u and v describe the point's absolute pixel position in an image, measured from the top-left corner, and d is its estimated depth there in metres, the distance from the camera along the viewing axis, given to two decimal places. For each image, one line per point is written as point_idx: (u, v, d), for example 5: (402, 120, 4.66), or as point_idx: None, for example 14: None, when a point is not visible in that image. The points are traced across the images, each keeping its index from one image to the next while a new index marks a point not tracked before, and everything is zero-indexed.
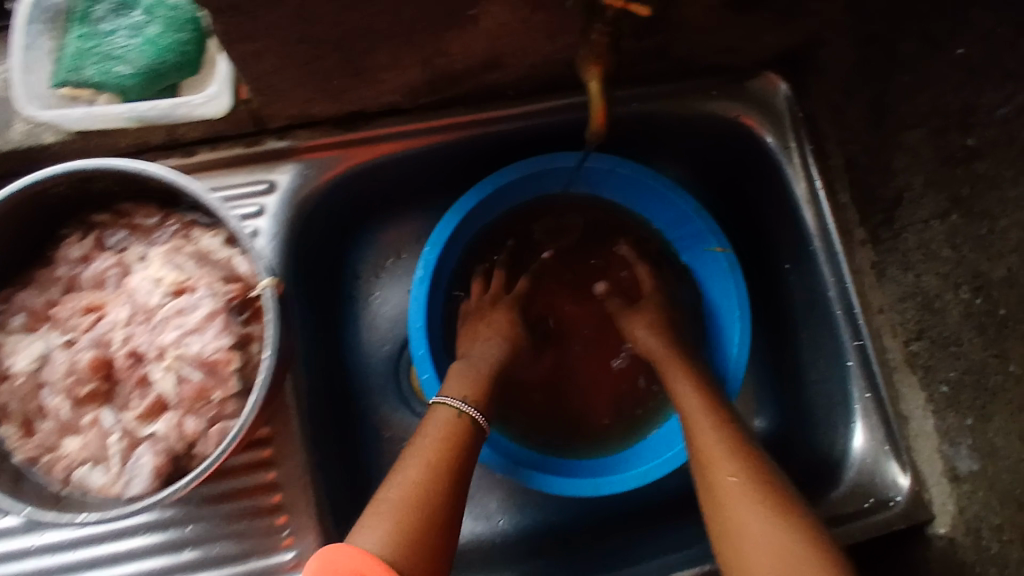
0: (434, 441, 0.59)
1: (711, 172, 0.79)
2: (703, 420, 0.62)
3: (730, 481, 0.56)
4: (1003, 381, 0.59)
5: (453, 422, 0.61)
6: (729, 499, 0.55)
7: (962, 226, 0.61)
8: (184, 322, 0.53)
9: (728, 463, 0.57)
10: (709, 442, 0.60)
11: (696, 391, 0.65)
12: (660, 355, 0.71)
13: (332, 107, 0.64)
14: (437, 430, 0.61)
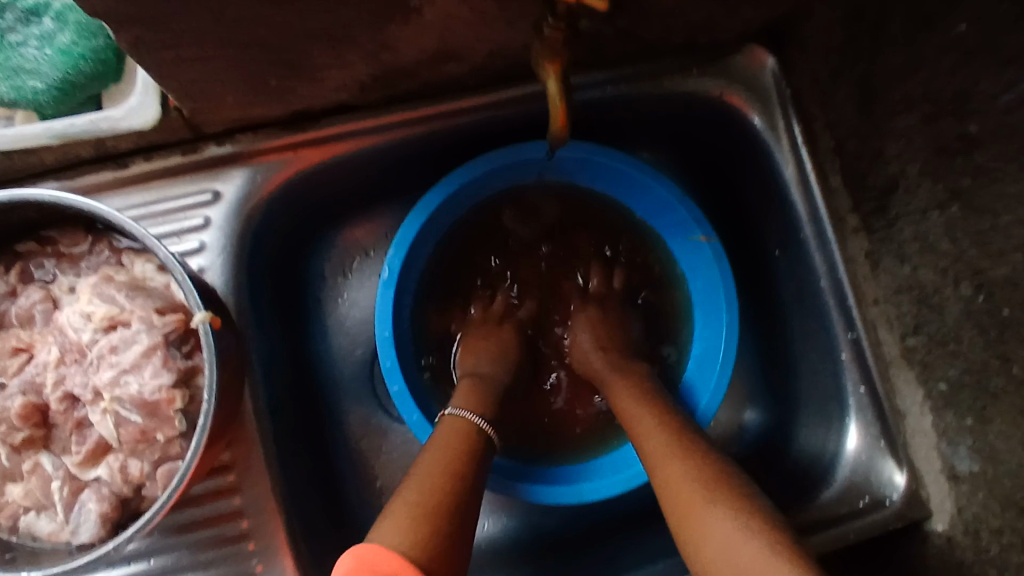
0: (451, 450, 0.54)
1: (694, 154, 0.75)
2: (647, 425, 0.56)
3: (672, 483, 0.50)
4: (1004, 385, 0.53)
5: (465, 431, 0.57)
6: (674, 499, 0.49)
7: (960, 220, 0.54)
8: (118, 361, 0.47)
9: (666, 463, 0.52)
10: (651, 446, 0.54)
11: (637, 399, 0.60)
12: (605, 376, 0.66)
13: (275, 108, 0.58)
14: (452, 439, 0.56)
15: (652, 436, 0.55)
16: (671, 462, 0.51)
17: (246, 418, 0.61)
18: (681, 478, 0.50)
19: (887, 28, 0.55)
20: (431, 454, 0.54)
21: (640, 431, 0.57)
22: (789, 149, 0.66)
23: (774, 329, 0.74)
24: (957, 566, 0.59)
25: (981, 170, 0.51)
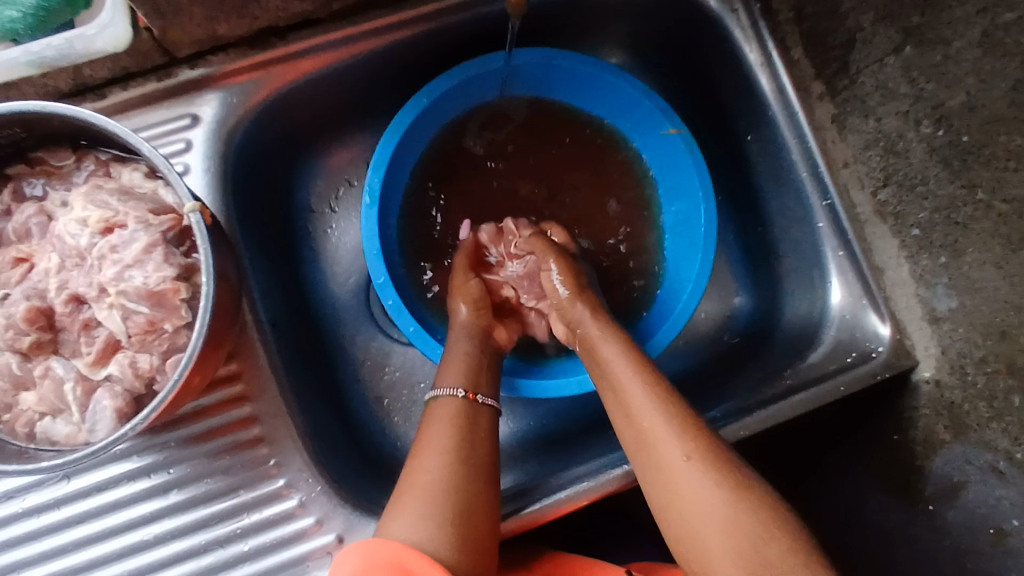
0: (448, 433, 0.56)
1: (659, 49, 0.76)
2: (638, 390, 0.55)
3: (685, 460, 0.51)
4: (972, 213, 0.55)
5: (453, 406, 0.58)
6: (675, 482, 0.50)
7: (915, 58, 0.55)
8: (120, 258, 0.49)
9: (676, 441, 0.51)
10: (643, 412, 0.54)
11: (622, 355, 0.59)
12: (590, 328, 0.63)
13: (242, 24, 0.60)
14: (446, 417, 0.57)
15: (646, 404, 0.54)
16: (673, 437, 0.52)
17: (247, 332, 0.63)
18: (683, 460, 0.51)
19: None
20: (428, 439, 0.55)
21: (628, 392, 0.56)
22: (750, 30, 0.68)
23: (750, 214, 0.77)
24: (949, 407, 0.61)
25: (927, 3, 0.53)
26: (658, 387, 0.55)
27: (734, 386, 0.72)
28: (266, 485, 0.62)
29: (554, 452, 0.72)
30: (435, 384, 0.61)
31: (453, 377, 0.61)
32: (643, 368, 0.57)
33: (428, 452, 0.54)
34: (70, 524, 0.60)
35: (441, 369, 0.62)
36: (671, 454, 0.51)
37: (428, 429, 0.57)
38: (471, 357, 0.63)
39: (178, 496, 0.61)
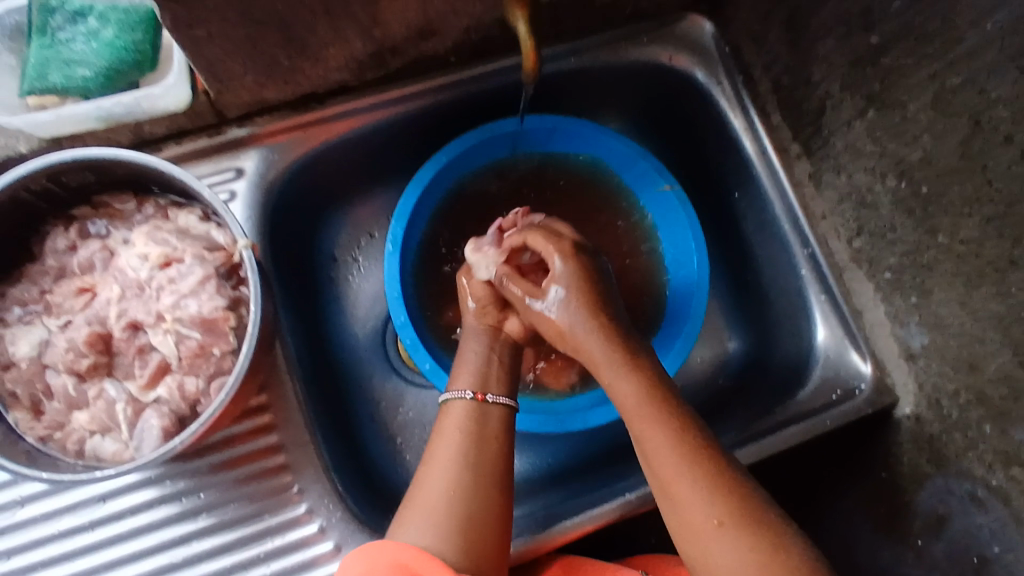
0: (455, 440, 0.60)
1: (654, 118, 0.85)
2: (659, 440, 0.56)
3: (715, 523, 0.52)
4: (937, 255, 0.61)
5: (462, 412, 0.62)
6: (706, 544, 0.52)
7: (877, 119, 0.62)
8: (178, 288, 0.56)
9: (708, 504, 0.53)
10: (666, 467, 0.55)
11: (638, 394, 0.59)
12: (598, 356, 0.62)
13: (287, 90, 0.68)
14: (455, 424, 0.61)
15: (667, 460, 0.55)
16: (694, 499, 0.53)
17: (278, 366, 0.68)
18: (705, 525, 0.52)
19: None
20: (436, 449, 0.60)
21: (650, 440, 0.57)
22: (733, 99, 0.77)
23: (739, 264, 0.83)
24: (929, 439, 0.66)
25: (886, 72, 0.60)
26: (679, 439, 0.56)
27: (729, 423, 0.76)
28: (288, 510, 0.65)
29: (560, 487, 0.76)
30: (448, 388, 0.66)
31: (463, 381, 0.65)
32: (663, 416, 0.57)
33: (435, 462, 0.59)
34: (104, 545, 0.63)
35: (453, 373, 0.67)
36: (693, 516, 0.53)
37: (438, 436, 0.61)
38: (480, 359, 0.67)
39: (206, 520, 0.65)
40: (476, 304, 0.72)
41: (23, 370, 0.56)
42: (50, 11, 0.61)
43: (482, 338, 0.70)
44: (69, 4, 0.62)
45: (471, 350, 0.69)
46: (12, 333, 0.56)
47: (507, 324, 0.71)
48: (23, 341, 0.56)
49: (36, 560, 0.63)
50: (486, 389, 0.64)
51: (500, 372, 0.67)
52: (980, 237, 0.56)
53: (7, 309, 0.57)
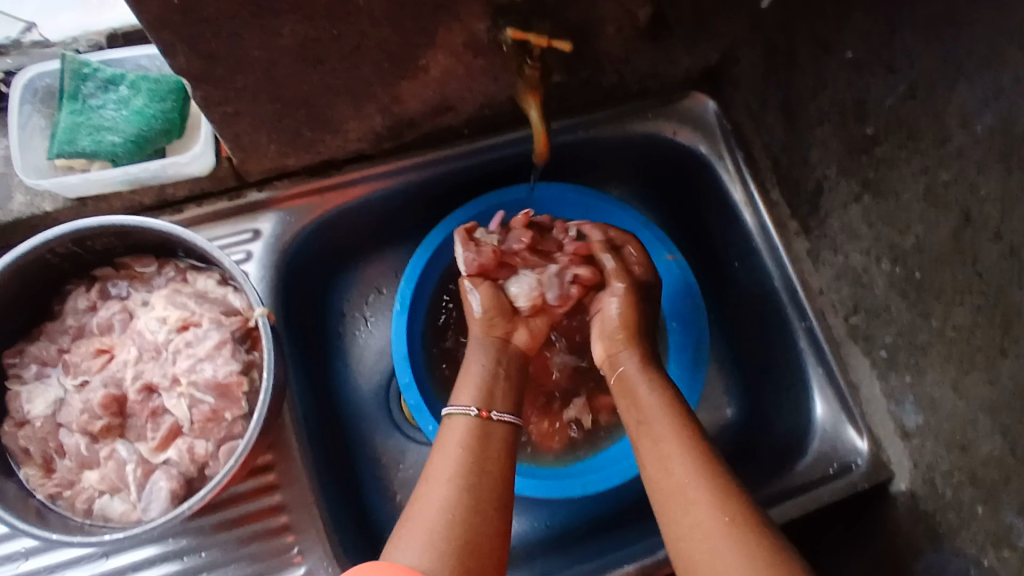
0: (457, 454, 0.61)
1: (658, 188, 0.88)
2: (670, 442, 0.59)
3: (719, 518, 0.53)
4: (929, 339, 0.63)
5: (465, 427, 0.63)
6: (705, 535, 0.53)
7: (872, 205, 0.65)
8: (194, 352, 0.58)
9: (711, 501, 0.54)
10: (672, 466, 0.58)
11: (659, 401, 0.63)
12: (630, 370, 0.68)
13: (306, 157, 0.71)
14: (456, 439, 0.62)
15: (681, 459, 0.58)
16: (704, 496, 0.55)
17: (285, 424, 0.70)
18: (713, 518, 0.53)
19: (797, 57, 0.67)
20: (437, 464, 0.61)
21: (665, 442, 0.60)
22: (735, 174, 0.79)
23: (741, 332, 0.84)
24: (923, 516, 0.67)
25: (878, 161, 0.63)
26: (694, 441, 0.59)
27: None
28: (287, 573, 0.66)
29: (557, 552, 0.76)
30: (452, 403, 0.67)
31: (466, 396, 0.66)
32: (681, 419, 0.61)
33: (435, 475, 0.59)
34: None
35: (456, 388, 0.68)
36: (700, 513, 0.54)
37: (439, 451, 0.62)
38: (487, 372, 0.68)
39: None
40: (484, 314, 0.73)
41: (36, 429, 0.57)
42: (82, 78, 0.63)
43: (489, 351, 0.71)
44: (102, 73, 0.64)
45: (479, 362, 0.70)
46: (29, 392, 0.58)
47: (516, 336, 0.73)
48: (38, 400, 0.58)
49: None
50: (490, 406, 0.65)
51: (506, 387, 0.68)
52: (971, 324, 0.58)
53: (25, 367, 0.59)
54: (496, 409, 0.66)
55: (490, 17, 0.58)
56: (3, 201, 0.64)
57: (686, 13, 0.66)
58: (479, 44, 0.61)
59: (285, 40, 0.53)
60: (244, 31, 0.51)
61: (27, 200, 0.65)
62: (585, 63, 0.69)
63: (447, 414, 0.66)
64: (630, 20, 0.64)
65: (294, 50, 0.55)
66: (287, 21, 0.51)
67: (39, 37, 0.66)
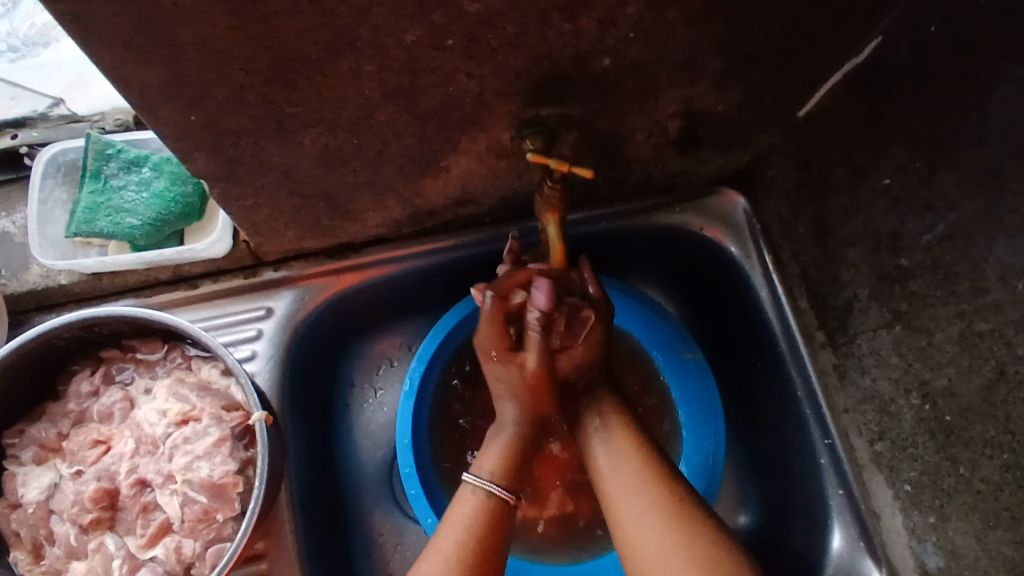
0: (469, 535, 0.57)
1: (681, 281, 0.85)
2: (620, 437, 0.62)
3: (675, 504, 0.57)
4: (956, 485, 0.59)
5: (485, 505, 0.59)
6: (662, 521, 0.56)
7: (904, 337, 0.62)
8: (192, 449, 0.56)
9: (669, 490, 0.58)
10: (622, 458, 0.60)
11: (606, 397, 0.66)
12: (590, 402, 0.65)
13: (324, 242, 0.70)
14: (470, 515, 0.58)
15: (632, 457, 0.60)
16: (653, 494, 0.57)
17: (281, 509, 0.67)
18: (658, 503, 0.57)
19: (833, 176, 0.67)
20: (447, 537, 0.57)
21: (615, 441, 0.62)
22: (761, 276, 0.76)
23: (760, 436, 0.79)
24: None
25: (914, 295, 0.60)
26: (644, 444, 0.62)
27: None
28: None
29: None
30: (473, 470, 0.62)
31: (487, 466, 0.61)
32: (630, 423, 0.64)
33: (442, 552, 0.56)
34: None
35: (481, 455, 0.63)
36: (651, 507, 0.57)
37: (447, 524, 0.58)
38: (517, 444, 0.64)
39: None
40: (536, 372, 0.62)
41: (29, 513, 0.57)
42: (106, 159, 0.65)
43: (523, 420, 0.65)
44: (125, 153, 0.65)
45: (509, 431, 0.65)
46: (25, 475, 0.58)
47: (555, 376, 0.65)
48: (33, 484, 0.57)
49: None
50: (517, 491, 0.62)
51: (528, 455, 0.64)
52: (999, 482, 0.56)
53: (23, 448, 0.59)
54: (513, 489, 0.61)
55: (516, 127, 0.58)
56: (20, 271, 0.65)
57: (718, 124, 0.66)
58: (503, 149, 0.61)
59: (306, 148, 0.54)
60: (265, 141, 0.52)
61: (44, 271, 0.65)
62: (613, 164, 0.69)
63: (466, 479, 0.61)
64: (660, 130, 0.65)
65: (315, 155, 0.56)
66: (308, 132, 0.53)
67: (66, 111, 0.70)
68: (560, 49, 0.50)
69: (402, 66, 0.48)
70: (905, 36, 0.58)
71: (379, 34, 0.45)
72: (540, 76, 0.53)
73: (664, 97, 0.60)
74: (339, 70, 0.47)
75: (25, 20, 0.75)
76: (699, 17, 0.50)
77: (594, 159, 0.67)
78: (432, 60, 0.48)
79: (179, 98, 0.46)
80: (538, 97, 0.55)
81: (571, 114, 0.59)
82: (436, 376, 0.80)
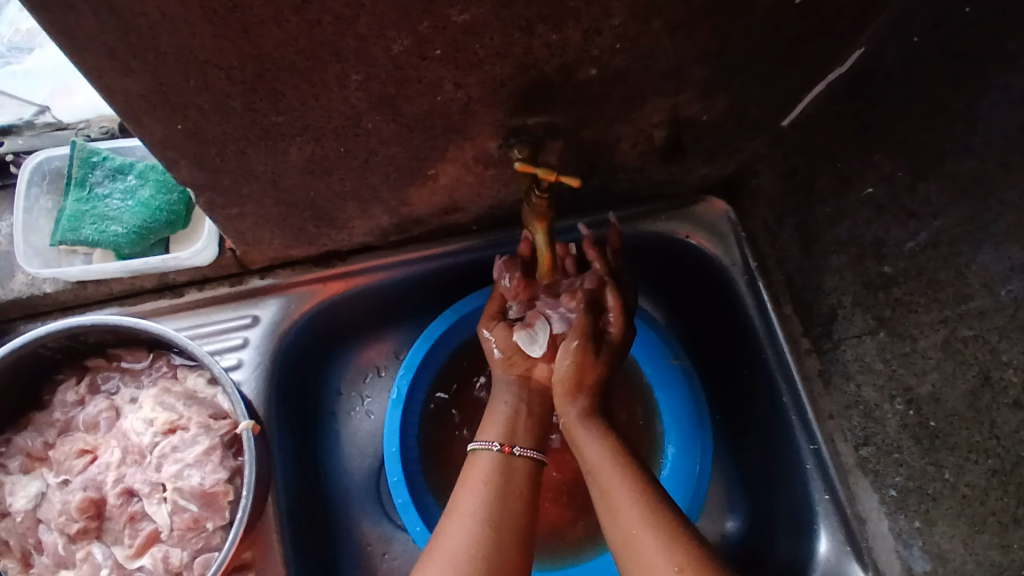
0: (482, 491, 0.60)
1: (668, 288, 0.85)
2: (625, 498, 0.59)
3: (682, 572, 0.53)
4: (941, 489, 0.60)
5: (491, 463, 0.63)
6: None
7: (888, 344, 0.62)
8: (181, 457, 0.56)
9: (677, 556, 0.54)
10: (629, 524, 0.57)
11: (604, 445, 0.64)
12: (597, 464, 0.63)
13: (310, 249, 0.70)
14: (484, 476, 0.62)
15: (634, 517, 0.57)
16: (660, 562, 0.54)
17: (266, 520, 0.67)
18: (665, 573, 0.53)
19: (816, 184, 0.68)
20: (462, 500, 0.60)
21: (615, 496, 0.60)
22: (746, 282, 0.76)
23: (748, 443, 0.80)
24: None
25: (898, 302, 0.61)
26: (642, 493, 0.59)
27: None
28: None
29: None
30: (477, 439, 0.67)
31: (492, 432, 0.66)
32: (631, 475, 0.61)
33: (461, 510, 0.59)
34: None
35: (483, 425, 0.68)
36: (666, 571, 0.53)
37: (463, 487, 0.62)
38: (511, 409, 0.68)
39: None
40: (503, 354, 0.70)
41: (17, 523, 0.57)
42: (91, 167, 0.64)
43: (511, 389, 0.70)
44: (111, 161, 0.65)
45: (507, 402, 0.69)
46: (12, 485, 0.57)
47: (536, 370, 0.70)
48: (20, 493, 0.57)
49: None
50: (514, 441, 0.65)
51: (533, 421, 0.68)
52: (985, 487, 0.56)
53: (10, 457, 0.59)
54: (518, 444, 0.65)
55: (503, 135, 0.59)
56: (5, 279, 0.65)
57: (705, 131, 0.67)
58: (490, 157, 0.62)
59: (292, 156, 0.55)
60: (251, 149, 0.53)
61: (29, 280, 0.65)
62: (599, 171, 0.69)
63: (470, 450, 0.66)
64: (646, 138, 0.65)
65: (301, 164, 0.56)
66: (294, 141, 0.53)
67: (51, 119, 0.69)
68: (545, 59, 0.51)
69: (388, 75, 0.48)
70: (890, 45, 0.59)
71: (364, 44, 0.45)
72: (526, 86, 0.53)
73: (649, 106, 0.60)
74: (325, 79, 0.47)
75: (11, 24, 0.75)
76: (683, 27, 0.51)
77: (581, 167, 0.67)
78: (418, 69, 0.48)
79: (164, 106, 0.46)
80: (523, 107, 0.56)
81: (556, 122, 0.59)
82: (424, 384, 0.80)
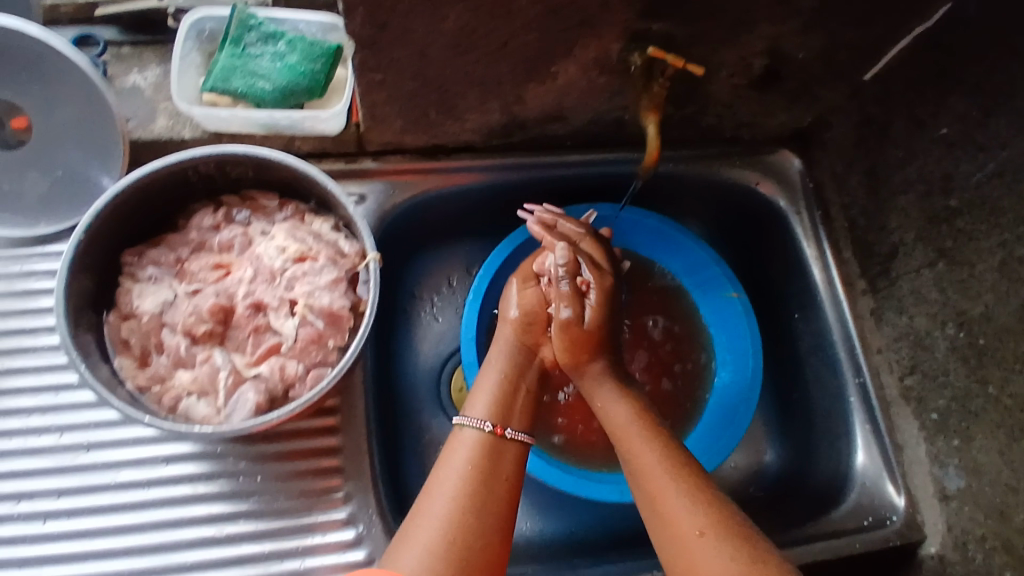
0: (462, 473, 0.62)
1: (730, 230, 0.91)
2: (652, 456, 0.64)
3: (701, 531, 0.57)
4: (984, 404, 0.66)
5: (474, 442, 0.65)
6: (689, 552, 0.56)
7: (946, 273, 0.69)
8: (313, 281, 0.62)
9: (698, 518, 0.58)
10: (652, 478, 0.62)
11: (629, 413, 0.68)
12: (620, 424, 0.68)
13: (421, 138, 0.77)
14: (466, 454, 0.64)
15: (653, 477, 0.62)
16: (682, 524, 0.58)
17: (355, 375, 0.73)
18: (686, 534, 0.57)
19: (891, 130, 0.75)
20: (444, 476, 0.62)
21: (638, 451, 0.65)
22: (809, 229, 0.83)
23: (792, 382, 0.85)
24: None
25: (960, 232, 0.67)
26: (669, 462, 0.63)
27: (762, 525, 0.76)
28: (329, 512, 0.68)
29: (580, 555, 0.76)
30: (464, 412, 0.68)
31: (481, 410, 0.67)
32: (661, 442, 0.65)
33: (440, 488, 0.61)
34: (139, 506, 0.66)
35: (470, 398, 0.69)
36: (676, 538, 0.58)
37: (443, 464, 0.64)
38: (505, 384, 0.70)
39: (254, 503, 0.67)
40: (519, 318, 0.75)
41: (142, 323, 0.62)
42: (247, 28, 0.71)
43: (507, 363, 0.72)
44: (265, 27, 0.71)
45: (497, 376, 0.71)
46: (141, 289, 0.63)
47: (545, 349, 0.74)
48: (149, 296, 0.62)
49: (85, 491, 0.67)
50: (506, 424, 0.67)
51: (519, 397, 0.70)
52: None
53: (141, 267, 0.63)
54: (511, 427, 0.67)
55: (626, 39, 0.66)
56: (148, 121, 0.71)
57: (795, 72, 0.74)
58: (608, 62, 0.69)
59: (446, 25, 0.61)
60: (415, 12, 0.58)
61: (169, 124, 0.72)
62: (693, 102, 0.77)
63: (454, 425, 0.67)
64: (744, 68, 0.72)
65: (451, 35, 0.62)
66: (453, 8, 0.59)
67: None
68: None
69: None
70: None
71: None
72: None
73: (758, 31, 0.67)
74: None
75: None
76: None
77: (680, 91, 0.74)
78: None
79: None
80: (654, 9, 0.62)
81: (674, 34, 0.66)
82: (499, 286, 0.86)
